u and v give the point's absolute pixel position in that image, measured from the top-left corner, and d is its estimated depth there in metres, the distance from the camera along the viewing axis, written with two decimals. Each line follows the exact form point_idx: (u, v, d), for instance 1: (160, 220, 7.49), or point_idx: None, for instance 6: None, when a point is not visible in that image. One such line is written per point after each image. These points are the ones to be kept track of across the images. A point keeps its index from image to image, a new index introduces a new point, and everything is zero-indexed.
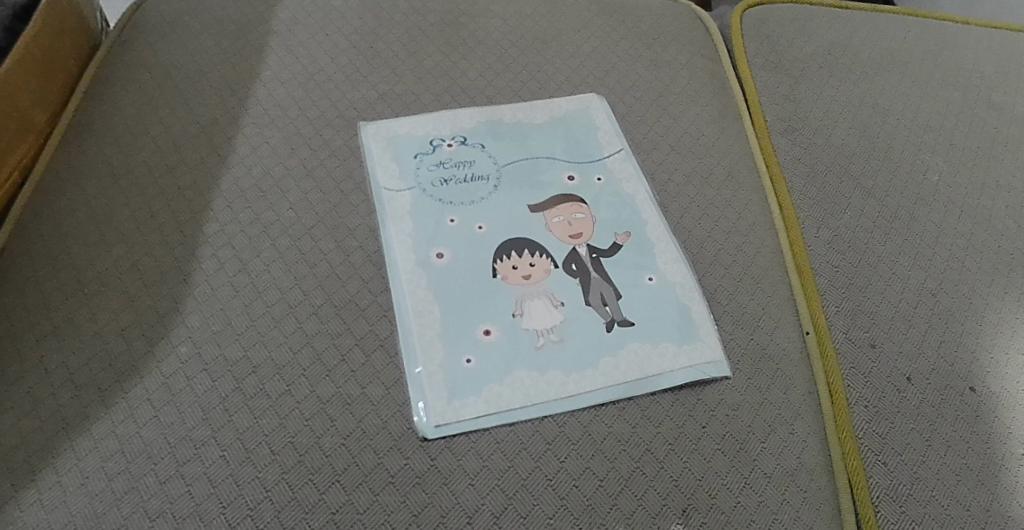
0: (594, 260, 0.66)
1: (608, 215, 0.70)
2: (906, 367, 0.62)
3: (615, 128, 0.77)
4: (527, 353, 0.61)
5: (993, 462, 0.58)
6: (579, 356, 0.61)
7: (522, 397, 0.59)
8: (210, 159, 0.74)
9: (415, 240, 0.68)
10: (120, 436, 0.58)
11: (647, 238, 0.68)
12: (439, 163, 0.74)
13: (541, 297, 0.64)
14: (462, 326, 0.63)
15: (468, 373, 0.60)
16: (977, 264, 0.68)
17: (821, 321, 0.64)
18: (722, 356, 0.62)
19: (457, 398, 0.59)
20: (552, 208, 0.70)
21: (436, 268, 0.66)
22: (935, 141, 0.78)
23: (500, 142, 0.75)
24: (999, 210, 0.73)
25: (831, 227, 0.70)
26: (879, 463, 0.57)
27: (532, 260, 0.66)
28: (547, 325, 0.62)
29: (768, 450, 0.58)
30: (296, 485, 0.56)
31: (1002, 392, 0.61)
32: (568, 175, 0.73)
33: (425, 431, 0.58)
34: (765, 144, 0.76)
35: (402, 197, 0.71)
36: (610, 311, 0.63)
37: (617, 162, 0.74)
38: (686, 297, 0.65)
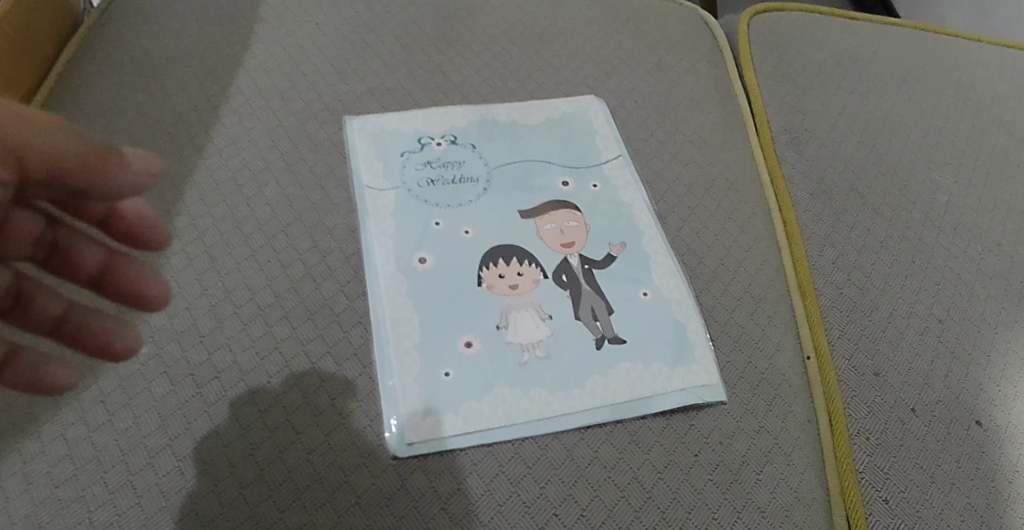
0: (586, 271, 0.63)
1: (602, 224, 0.66)
2: (910, 397, 0.58)
3: (615, 133, 0.73)
4: (510, 369, 0.57)
5: (1000, 504, 0.54)
6: (565, 374, 0.57)
7: (504, 416, 0.56)
8: (187, 148, 0.70)
9: (397, 243, 0.64)
10: (69, 441, 0.54)
11: (643, 250, 0.65)
12: (427, 162, 0.70)
13: (528, 309, 0.60)
14: (443, 337, 0.59)
15: (446, 388, 0.56)
16: (986, 291, 0.65)
17: (823, 345, 0.60)
18: (718, 379, 0.58)
19: (433, 414, 0.55)
20: (543, 215, 0.66)
21: (418, 274, 0.62)
22: (946, 160, 0.75)
23: (492, 143, 0.72)
24: (1011, 234, 0.70)
25: (836, 246, 0.67)
26: (880, 501, 0.54)
27: (520, 269, 0.62)
28: (532, 339, 0.59)
29: (763, 482, 0.54)
30: (255, 502, 0.52)
31: (1010, 428, 0.58)
32: (563, 179, 0.69)
33: (396, 449, 0.54)
34: (770, 156, 0.73)
35: (387, 197, 0.67)
36: (601, 327, 0.60)
37: (615, 169, 0.70)
38: (682, 315, 0.61)
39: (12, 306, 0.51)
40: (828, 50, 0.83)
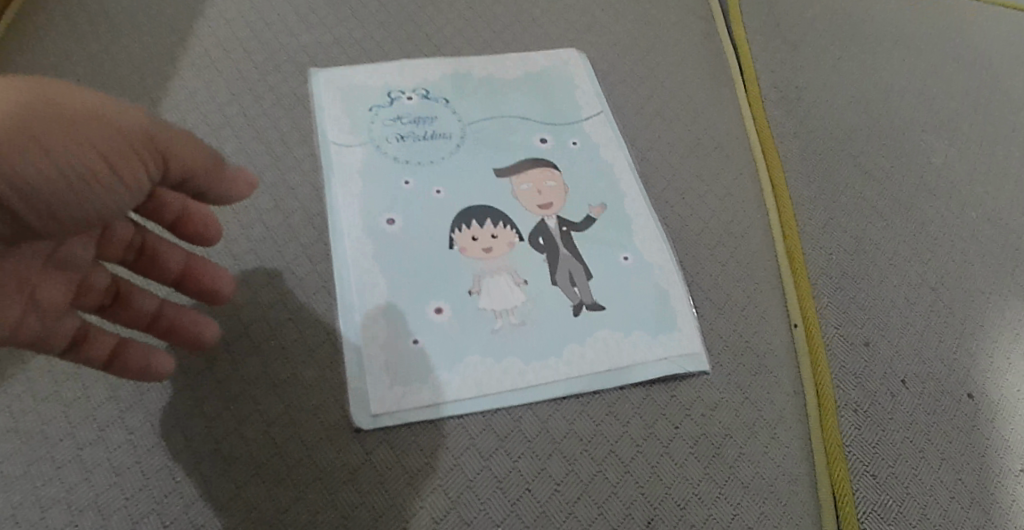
0: (564, 234, 0.59)
1: (582, 185, 0.62)
2: (899, 368, 0.56)
3: (597, 88, 0.69)
4: (483, 338, 0.54)
5: (990, 479, 0.52)
6: (540, 342, 0.54)
7: (475, 387, 0.53)
8: (141, 102, 0.65)
9: (364, 203, 0.60)
10: (11, 414, 0.50)
11: (625, 213, 0.61)
12: (397, 118, 0.65)
13: (502, 274, 0.57)
14: (411, 303, 0.55)
15: (415, 357, 0.53)
16: (980, 258, 0.63)
17: (811, 314, 0.58)
18: (701, 348, 0.55)
19: (400, 385, 0.52)
20: (519, 175, 0.62)
21: (386, 236, 0.58)
22: (942, 122, 0.72)
23: (467, 98, 0.67)
24: (1005, 200, 0.67)
25: (826, 210, 0.64)
26: (867, 475, 0.52)
27: (494, 232, 0.59)
28: (505, 306, 0.55)
29: (746, 456, 0.52)
30: (210, 477, 0.49)
31: (1001, 401, 0.56)
32: (541, 137, 0.65)
33: (360, 421, 0.51)
34: (759, 116, 0.69)
35: (353, 154, 0.63)
36: (579, 293, 0.56)
37: (596, 126, 0.66)
38: (665, 281, 0.58)
39: (112, 304, 0.51)
40: (822, 6, 0.79)
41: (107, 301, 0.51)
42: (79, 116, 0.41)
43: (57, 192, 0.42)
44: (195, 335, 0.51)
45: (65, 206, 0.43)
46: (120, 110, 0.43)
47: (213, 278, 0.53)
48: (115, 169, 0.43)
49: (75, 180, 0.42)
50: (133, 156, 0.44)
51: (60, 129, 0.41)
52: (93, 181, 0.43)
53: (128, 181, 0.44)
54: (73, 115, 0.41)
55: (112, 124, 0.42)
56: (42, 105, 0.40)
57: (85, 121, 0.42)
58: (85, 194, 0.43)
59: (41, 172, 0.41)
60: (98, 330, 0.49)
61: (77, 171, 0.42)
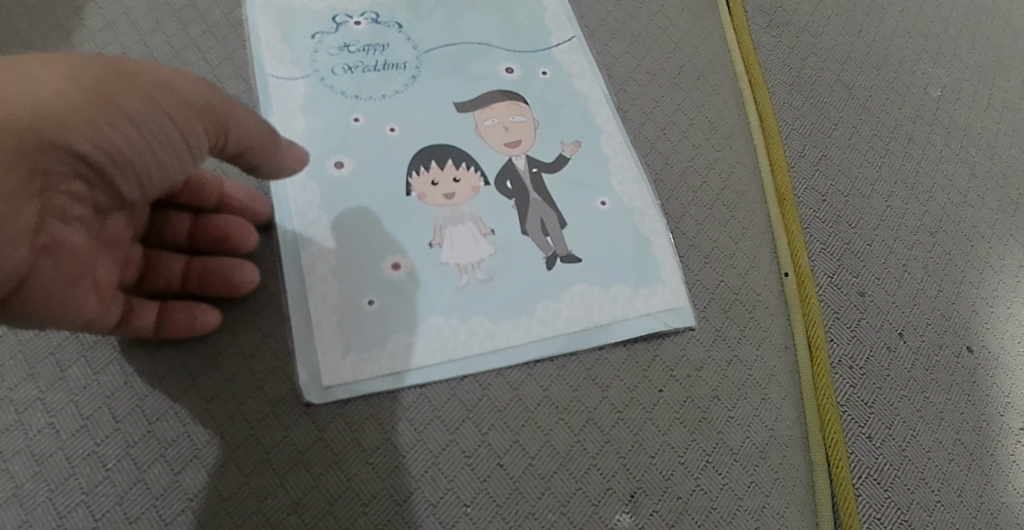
0: (534, 176, 0.53)
1: (554, 120, 0.55)
2: (896, 320, 0.52)
3: (571, 8, 0.61)
4: (446, 297, 0.48)
5: (988, 438, 0.50)
6: (510, 299, 0.49)
7: (440, 351, 0.47)
8: (51, 33, 0.56)
9: (309, 144, 0.53)
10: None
11: (602, 152, 0.55)
12: (343, 46, 0.57)
13: (465, 223, 0.51)
14: (366, 257, 0.49)
15: (371, 320, 0.47)
16: (980, 199, 0.59)
17: (802, 261, 0.53)
18: (686, 300, 0.50)
19: (356, 352, 0.47)
20: (483, 108, 0.55)
21: (334, 182, 0.51)
22: (939, 49, 0.66)
23: (423, 22, 0.58)
24: (1006, 134, 0.62)
25: (819, 146, 0.59)
26: (862, 437, 0.49)
27: (456, 175, 0.52)
28: (471, 260, 0.50)
29: (735, 420, 0.48)
30: (144, 463, 0.44)
31: (1001, 354, 0.53)
32: (507, 66, 0.57)
33: (310, 395, 0.46)
34: (744, 39, 0.62)
35: (295, 88, 0.55)
36: (552, 244, 0.51)
37: (569, 54, 0.59)
38: (647, 229, 0.52)
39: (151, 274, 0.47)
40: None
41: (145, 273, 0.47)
42: (146, 84, 0.38)
43: (139, 159, 0.40)
44: (231, 281, 0.47)
45: (142, 173, 0.40)
46: (182, 76, 0.40)
47: (238, 227, 0.48)
48: (184, 139, 0.40)
49: (150, 149, 0.39)
50: (199, 126, 0.40)
51: (134, 98, 0.38)
52: (169, 149, 0.40)
53: (194, 150, 0.41)
54: (140, 84, 0.38)
55: (174, 93, 0.39)
56: (111, 73, 0.37)
57: (152, 89, 0.38)
58: (161, 162, 0.41)
59: (124, 139, 0.38)
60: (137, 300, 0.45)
61: (154, 137, 0.39)
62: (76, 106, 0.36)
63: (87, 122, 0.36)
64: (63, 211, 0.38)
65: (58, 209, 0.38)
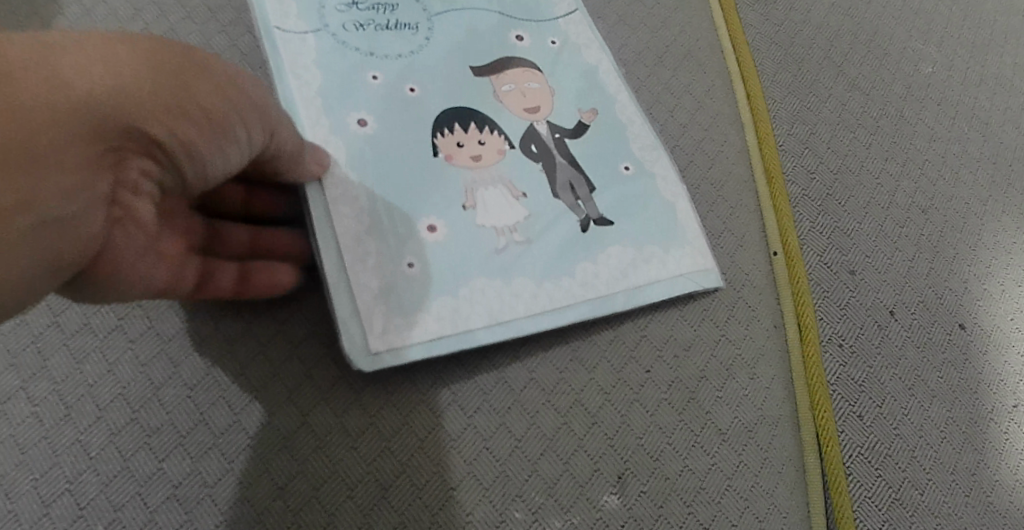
0: (559, 140, 0.53)
1: (570, 85, 0.55)
2: (886, 298, 0.52)
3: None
4: (483, 259, 0.48)
5: (982, 416, 0.49)
6: (545, 261, 0.49)
7: (487, 312, 0.47)
8: (23, 10, 0.55)
9: (327, 102, 0.51)
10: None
11: (619, 118, 0.55)
12: (352, 4, 0.55)
13: (497, 185, 0.50)
14: (400, 219, 0.48)
15: (410, 283, 0.47)
16: (972, 176, 0.58)
17: (791, 240, 0.52)
18: (710, 261, 0.51)
19: (396, 316, 0.46)
20: (500, 74, 0.54)
21: (361, 139, 0.50)
22: (930, 25, 0.65)
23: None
24: (998, 111, 0.62)
25: (808, 123, 0.58)
26: (853, 415, 0.48)
27: (481, 138, 0.52)
28: (508, 222, 0.49)
29: (724, 400, 0.47)
30: (128, 451, 0.43)
31: (995, 331, 0.52)
32: (518, 33, 0.57)
33: (355, 361, 0.44)
34: (731, 16, 0.62)
35: (306, 43, 0.53)
36: (584, 207, 0.51)
37: (576, 24, 0.58)
38: (669, 194, 0.52)
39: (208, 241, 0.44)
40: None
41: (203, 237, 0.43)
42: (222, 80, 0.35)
43: (211, 150, 0.35)
44: (262, 241, 0.47)
45: (206, 166, 0.36)
46: (244, 79, 0.37)
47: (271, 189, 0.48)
48: (245, 135, 0.37)
49: (218, 140, 0.35)
50: (257, 126, 0.38)
51: (214, 90, 0.34)
52: (236, 147, 0.37)
53: (248, 149, 0.38)
54: (218, 77, 0.35)
55: (244, 94, 0.36)
56: (192, 60, 0.33)
57: (227, 86, 0.35)
58: (227, 159, 0.37)
59: (203, 129, 0.34)
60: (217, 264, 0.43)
61: (224, 132, 0.35)
62: (159, 84, 0.31)
63: (170, 105, 0.31)
64: (133, 190, 0.32)
65: (129, 186, 0.32)
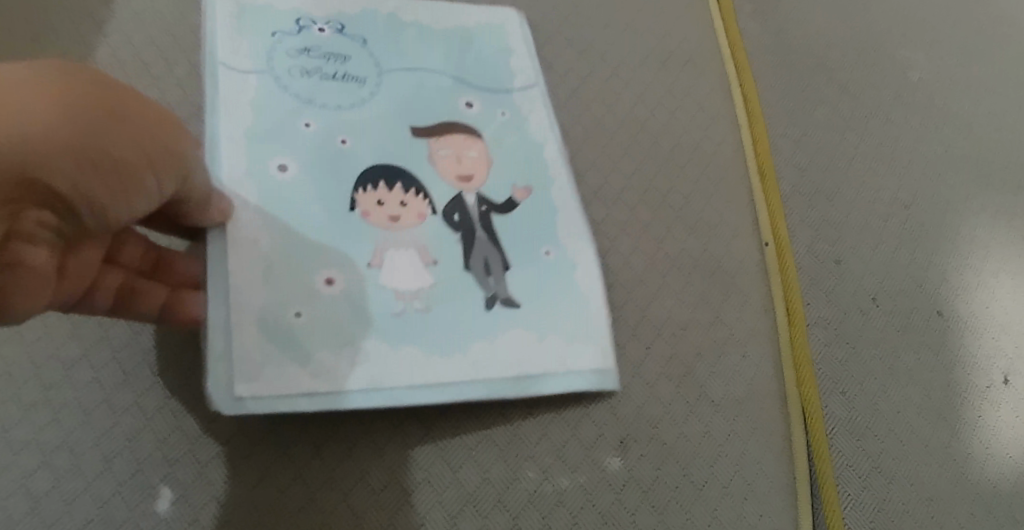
0: (483, 215, 0.52)
1: (507, 160, 0.55)
2: (869, 286, 0.56)
3: (534, 53, 0.60)
4: (386, 319, 0.47)
5: (956, 395, 0.53)
6: (452, 333, 0.47)
7: (366, 378, 0.45)
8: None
9: (251, 142, 0.50)
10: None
11: (550, 202, 0.54)
12: (303, 49, 0.55)
13: (408, 248, 0.49)
14: (295, 268, 0.46)
15: (295, 335, 0.45)
16: (956, 175, 0.62)
17: (781, 232, 0.57)
18: (612, 361, 0.49)
19: (283, 364, 0.44)
20: (439, 138, 0.54)
21: (278, 185, 0.49)
22: (919, 34, 0.70)
23: (389, 41, 0.57)
24: (983, 115, 0.66)
25: (800, 125, 0.62)
26: (836, 392, 0.52)
27: (402, 199, 0.51)
28: (409, 289, 0.48)
29: (717, 375, 0.51)
30: (182, 413, 0.45)
31: (971, 318, 0.56)
32: (467, 100, 0.56)
33: (217, 404, 0.42)
34: (731, 27, 0.66)
35: (246, 81, 0.52)
36: (495, 284, 0.49)
37: (530, 100, 0.58)
38: (587, 287, 0.51)
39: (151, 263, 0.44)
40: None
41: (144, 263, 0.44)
42: (145, 123, 0.34)
43: (115, 199, 0.34)
44: (177, 271, 0.45)
45: (112, 212, 0.35)
46: (173, 120, 0.36)
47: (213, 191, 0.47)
48: (161, 182, 0.36)
49: (130, 189, 0.34)
50: (176, 171, 0.36)
51: (131, 135, 0.33)
52: (148, 194, 0.35)
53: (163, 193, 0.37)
54: (141, 120, 0.34)
55: (170, 139, 0.35)
56: (114, 102, 0.33)
57: (149, 129, 0.34)
58: (135, 206, 0.35)
59: (109, 178, 0.33)
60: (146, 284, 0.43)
61: (135, 182, 0.34)
62: (66, 127, 0.30)
63: (67, 156, 0.31)
64: (26, 239, 0.33)
65: (22, 235, 0.32)
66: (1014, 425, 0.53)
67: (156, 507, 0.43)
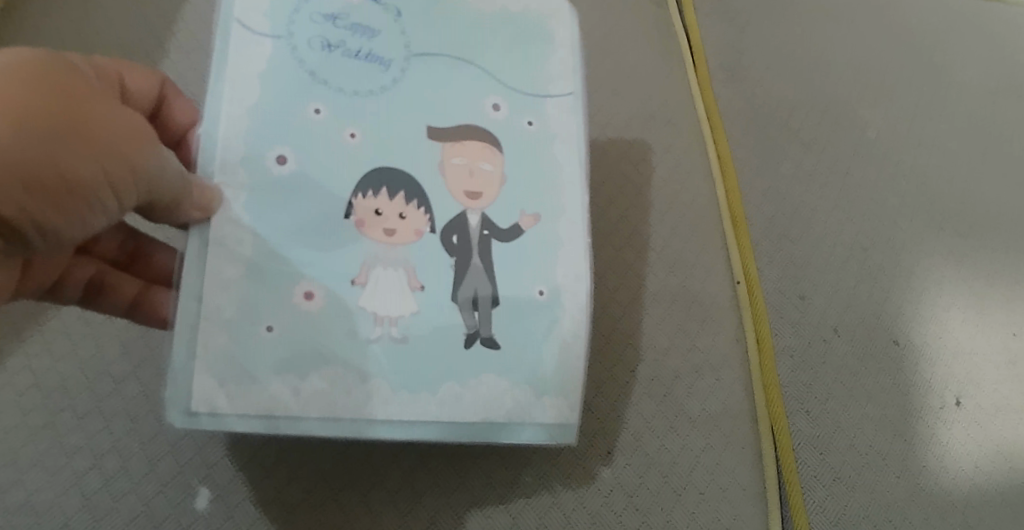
0: (484, 239, 0.48)
1: (523, 177, 0.50)
2: (832, 318, 0.64)
3: (580, 58, 0.53)
4: (358, 345, 0.45)
5: (911, 414, 0.61)
6: (422, 367, 0.46)
7: (326, 407, 0.45)
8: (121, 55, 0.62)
9: (252, 126, 0.46)
10: (9, 370, 0.50)
11: (559, 233, 0.49)
12: (329, 15, 0.49)
13: (396, 270, 0.47)
14: (276, 277, 0.45)
15: (265, 349, 0.44)
16: (909, 222, 0.70)
17: (751, 270, 0.64)
18: (574, 416, 0.48)
19: (251, 381, 0.44)
20: (455, 142, 0.49)
21: (274, 182, 0.46)
22: (878, 96, 0.77)
23: (427, 17, 0.51)
24: (934, 168, 0.74)
25: (767, 178, 0.70)
26: (801, 411, 0.60)
27: (403, 210, 0.47)
28: (389, 312, 0.46)
29: (694, 395, 0.58)
30: None
31: (923, 346, 0.64)
32: (496, 101, 0.51)
33: (173, 418, 0.43)
34: (706, 91, 0.74)
35: (260, 48, 0.47)
36: (478, 322, 0.47)
37: (562, 110, 0.52)
38: (573, 333, 0.49)
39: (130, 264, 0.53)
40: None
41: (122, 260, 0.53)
42: (100, 146, 0.38)
43: (72, 216, 0.39)
44: (155, 265, 0.53)
45: (70, 226, 0.39)
46: (131, 141, 0.40)
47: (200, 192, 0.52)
48: (118, 196, 0.40)
49: (84, 206, 0.39)
50: (132, 188, 0.41)
51: (83, 162, 0.38)
52: (105, 209, 0.40)
53: (124, 205, 0.41)
54: (96, 144, 0.38)
55: (127, 161, 0.40)
56: (67, 128, 0.37)
57: (102, 152, 0.38)
58: (93, 220, 0.40)
59: (62, 200, 0.37)
60: (120, 278, 0.51)
61: (89, 201, 0.39)
62: (18, 158, 0.35)
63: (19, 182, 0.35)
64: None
65: None
66: (966, 441, 0.62)
67: (196, 504, 0.49)
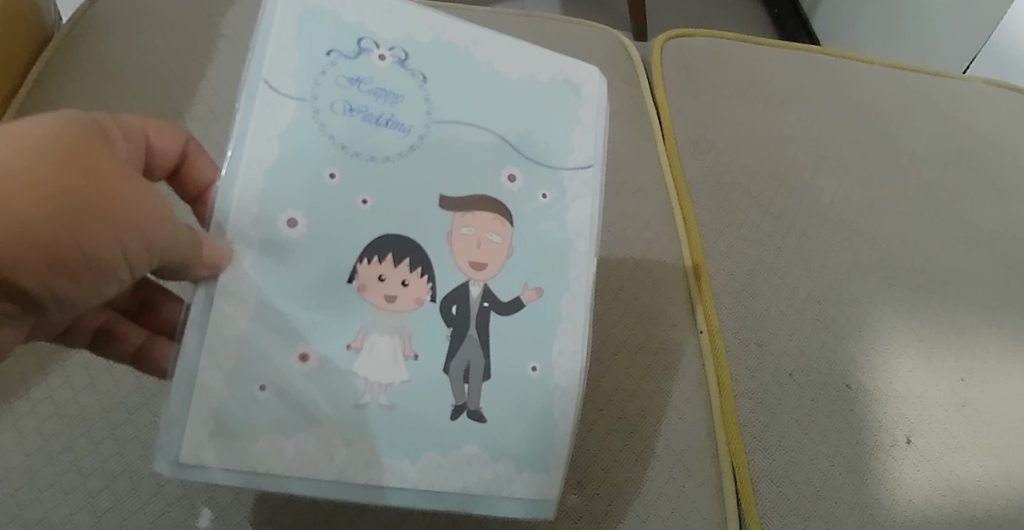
0: (482, 311, 0.53)
1: (524, 249, 0.55)
2: (787, 364, 0.70)
3: (601, 134, 0.59)
4: (344, 408, 0.50)
5: (863, 451, 0.67)
6: (409, 431, 0.51)
7: (308, 468, 0.49)
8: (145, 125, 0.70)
9: (268, 188, 0.50)
10: (33, 398, 0.56)
11: (556, 310, 0.55)
12: (356, 80, 0.53)
13: (393, 336, 0.51)
14: (276, 342, 0.49)
15: (261, 410, 0.49)
16: (862, 279, 0.77)
17: (713, 320, 0.71)
18: (552, 492, 0.54)
19: (244, 440, 0.48)
20: (465, 213, 0.54)
21: (285, 242, 0.50)
22: (835, 165, 0.84)
23: (449, 85, 0.55)
24: (886, 230, 0.81)
25: (729, 238, 0.77)
26: (759, 448, 0.65)
27: (406, 278, 0.52)
28: (382, 379, 0.51)
29: (659, 432, 0.64)
30: None
31: (873, 389, 0.70)
32: (511, 170, 0.56)
33: (162, 465, 0.48)
34: (674, 163, 0.81)
35: (285, 109, 0.51)
36: (466, 394, 0.52)
37: (580, 182, 0.58)
38: (559, 411, 0.54)
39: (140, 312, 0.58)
40: (743, 54, 0.90)
41: (133, 308, 0.57)
42: (115, 221, 0.42)
43: (88, 285, 0.42)
44: (162, 314, 0.58)
45: (85, 294, 0.43)
46: (147, 214, 0.44)
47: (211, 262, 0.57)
48: (131, 265, 0.44)
49: (99, 275, 0.43)
50: (145, 257, 0.44)
51: (98, 236, 0.41)
52: (119, 278, 0.44)
53: (136, 272, 0.45)
54: (111, 219, 0.42)
55: (139, 234, 0.43)
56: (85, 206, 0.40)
57: (117, 225, 0.42)
58: (107, 287, 0.44)
59: (77, 271, 0.41)
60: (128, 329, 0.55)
61: (104, 271, 0.43)
62: (38, 235, 0.39)
63: (38, 257, 0.39)
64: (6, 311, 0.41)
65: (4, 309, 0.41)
66: (916, 476, 0.67)
67: (197, 523, 0.54)
